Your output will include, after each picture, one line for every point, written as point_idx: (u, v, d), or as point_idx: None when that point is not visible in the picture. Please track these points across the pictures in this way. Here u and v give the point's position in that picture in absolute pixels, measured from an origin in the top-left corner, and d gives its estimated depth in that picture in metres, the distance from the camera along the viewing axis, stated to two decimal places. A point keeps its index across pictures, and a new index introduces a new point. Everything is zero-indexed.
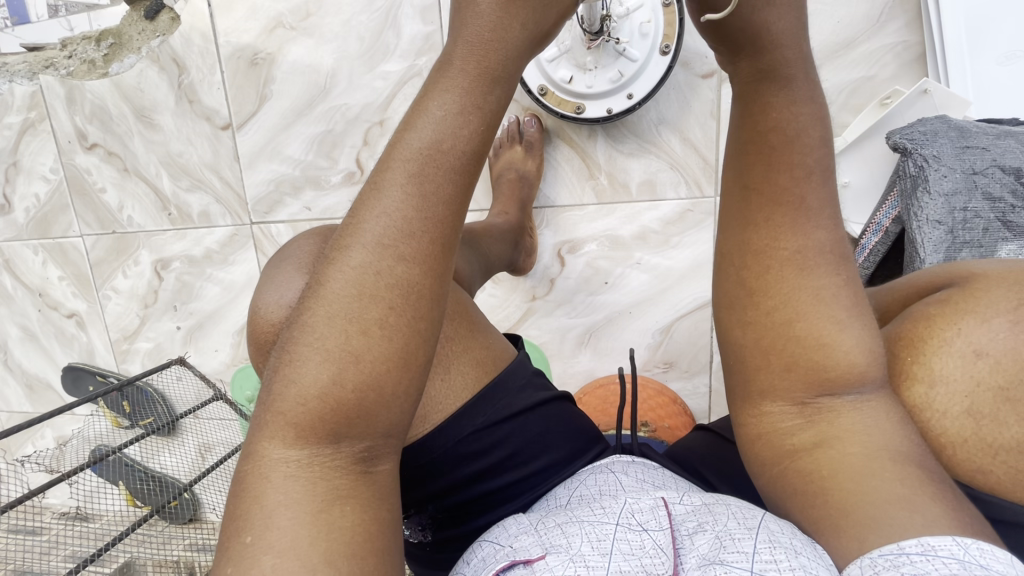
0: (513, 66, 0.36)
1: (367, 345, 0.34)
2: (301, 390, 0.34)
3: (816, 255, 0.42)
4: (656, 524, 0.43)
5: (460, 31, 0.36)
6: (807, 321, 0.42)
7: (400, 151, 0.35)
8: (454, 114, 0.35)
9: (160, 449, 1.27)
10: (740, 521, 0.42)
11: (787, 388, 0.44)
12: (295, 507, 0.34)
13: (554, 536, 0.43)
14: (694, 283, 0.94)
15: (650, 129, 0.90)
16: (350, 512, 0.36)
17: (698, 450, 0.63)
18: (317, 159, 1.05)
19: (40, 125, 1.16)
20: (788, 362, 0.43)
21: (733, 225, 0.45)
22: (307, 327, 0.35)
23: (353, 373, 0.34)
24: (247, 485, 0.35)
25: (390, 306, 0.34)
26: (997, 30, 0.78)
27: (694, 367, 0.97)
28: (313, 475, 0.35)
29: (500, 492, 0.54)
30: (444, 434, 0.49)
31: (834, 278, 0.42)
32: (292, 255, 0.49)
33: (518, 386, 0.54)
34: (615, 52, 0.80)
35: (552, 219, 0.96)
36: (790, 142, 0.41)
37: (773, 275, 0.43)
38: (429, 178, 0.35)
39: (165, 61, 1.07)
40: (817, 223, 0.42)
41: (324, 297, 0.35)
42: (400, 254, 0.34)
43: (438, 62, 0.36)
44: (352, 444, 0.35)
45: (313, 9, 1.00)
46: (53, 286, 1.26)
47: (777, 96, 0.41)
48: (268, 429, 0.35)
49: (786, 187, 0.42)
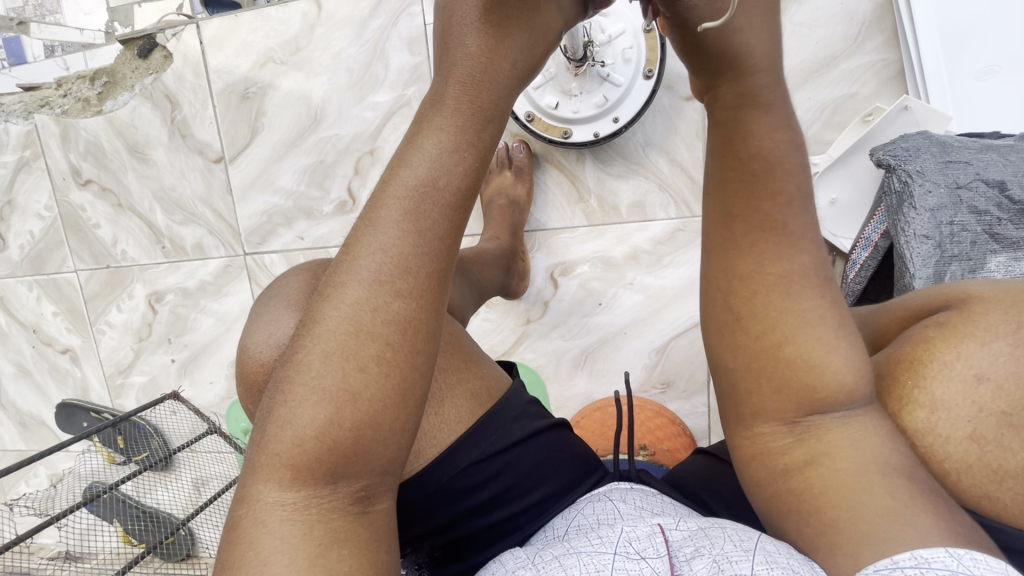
0: (505, 102, 0.37)
1: (365, 382, 0.32)
2: (297, 432, 0.32)
3: (801, 275, 0.43)
4: (654, 552, 0.42)
5: (449, 69, 0.36)
6: (802, 339, 0.42)
7: (394, 187, 0.34)
8: (449, 149, 0.35)
9: (155, 484, 1.27)
10: (737, 543, 0.41)
11: (778, 410, 0.43)
12: (290, 554, 0.31)
13: (551, 567, 0.41)
14: (688, 302, 0.94)
15: (638, 151, 0.91)
16: (349, 556, 0.32)
17: (699, 474, 0.60)
18: (309, 189, 1.05)
19: (36, 163, 1.18)
20: (777, 383, 0.43)
21: (720, 249, 0.45)
22: (302, 365, 0.33)
23: (350, 412, 0.32)
24: (240, 531, 0.32)
25: (387, 342, 0.33)
26: (973, 46, 0.79)
27: (691, 387, 0.96)
28: (309, 519, 0.32)
29: (495, 527, 0.51)
30: (441, 468, 0.47)
31: (816, 292, 0.43)
32: (281, 293, 0.43)
33: (513, 417, 0.52)
34: (600, 77, 0.80)
35: (544, 242, 0.96)
36: (765, 163, 0.43)
37: (762, 299, 0.43)
38: (425, 214, 0.34)
39: (159, 97, 1.08)
40: (803, 246, 0.43)
41: (318, 335, 0.33)
42: (397, 289, 0.33)
43: (430, 98, 0.36)
44: (349, 485, 0.33)
45: (303, 43, 1.01)
46: (47, 322, 1.26)
47: (758, 118, 0.43)
48: (261, 473, 0.32)
49: (770, 208, 0.43)
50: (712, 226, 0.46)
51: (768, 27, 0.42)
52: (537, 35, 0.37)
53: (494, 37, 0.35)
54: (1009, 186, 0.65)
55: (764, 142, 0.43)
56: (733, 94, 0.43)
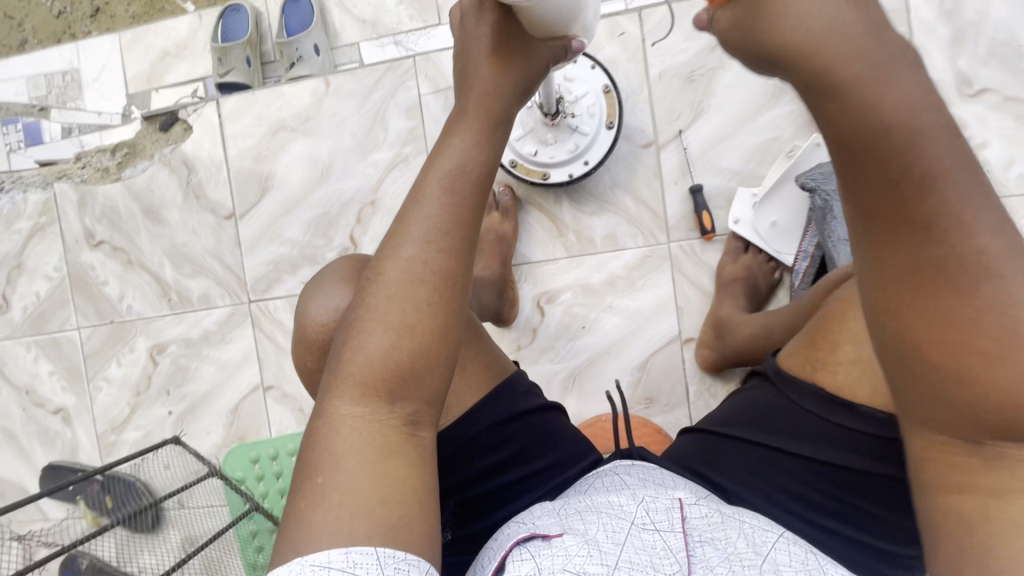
0: (508, 111, 0.49)
1: (419, 319, 0.41)
2: (366, 356, 0.40)
3: (997, 257, 0.36)
4: (669, 525, 0.50)
5: (470, 89, 0.48)
6: (1006, 342, 0.36)
7: (435, 171, 0.44)
8: (473, 144, 0.46)
9: (139, 549, 1.21)
10: (750, 542, 0.49)
11: (964, 427, 0.39)
12: (359, 457, 0.39)
13: (573, 521, 0.50)
14: (662, 320, 1.05)
15: (606, 191, 1.06)
16: (403, 463, 0.40)
17: (696, 449, 0.66)
18: (313, 239, 1.16)
19: (50, 229, 1.26)
20: (974, 400, 0.38)
21: (881, 244, 0.39)
22: (369, 307, 0.41)
23: (408, 343, 0.40)
24: (318, 439, 0.40)
25: (435, 288, 0.41)
26: None
27: (673, 400, 1.04)
28: (374, 430, 0.40)
29: (510, 487, 0.58)
30: (463, 426, 0.56)
31: (1016, 273, 0.37)
32: (333, 271, 0.53)
33: (522, 391, 0.61)
34: (571, 128, 0.96)
35: (530, 274, 1.08)
36: (907, 146, 0.36)
37: (936, 301, 0.37)
38: (458, 190, 0.44)
39: (176, 164, 1.20)
40: (983, 237, 0.36)
41: (382, 283, 0.42)
42: (440, 247, 0.42)
43: (455, 112, 0.48)
44: (403, 405, 0.41)
45: (311, 114, 1.16)
46: (42, 382, 1.27)
47: (885, 95, 0.36)
48: (337, 392, 0.41)
49: (933, 195, 0.36)
50: (868, 219, 0.39)
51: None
52: (531, 68, 0.50)
53: (502, 66, 0.48)
54: None
55: (900, 118, 0.36)
56: (828, 70, 0.37)
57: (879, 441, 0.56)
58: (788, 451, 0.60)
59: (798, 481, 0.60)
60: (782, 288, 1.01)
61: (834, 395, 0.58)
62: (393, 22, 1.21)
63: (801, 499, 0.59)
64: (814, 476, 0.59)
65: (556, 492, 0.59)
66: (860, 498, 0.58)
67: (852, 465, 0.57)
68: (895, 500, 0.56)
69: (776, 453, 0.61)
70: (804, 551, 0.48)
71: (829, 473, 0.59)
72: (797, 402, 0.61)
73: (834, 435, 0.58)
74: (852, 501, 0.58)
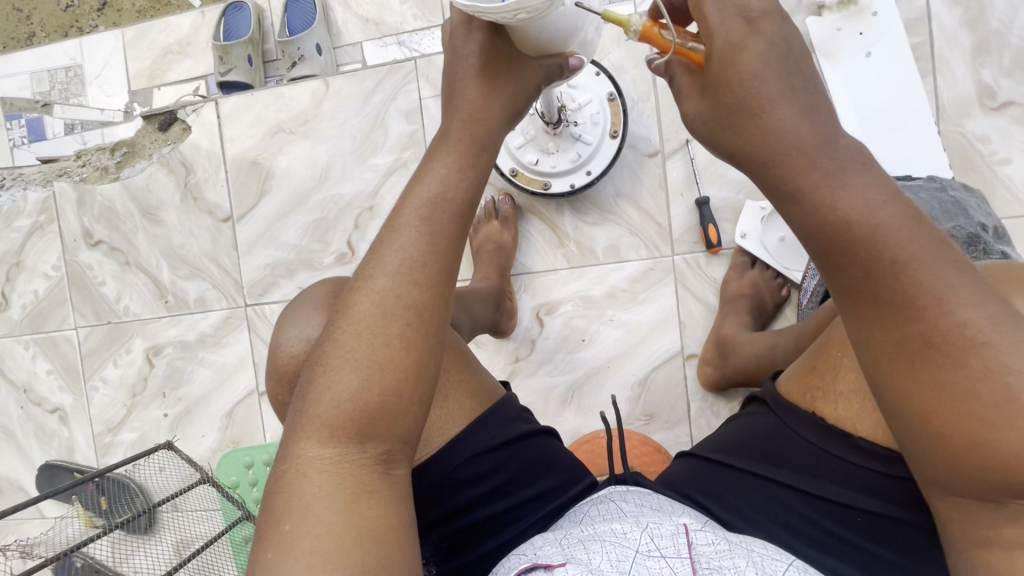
0: (496, 134, 0.48)
1: (391, 355, 0.39)
2: (335, 397, 0.39)
3: (985, 327, 0.37)
4: (675, 552, 0.43)
5: (454, 111, 0.47)
6: (1005, 409, 0.36)
7: (413, 199, 0.44)
8: (454, 170, 0.45)
9: (134, 550, 1.23)
10: (761, 570, 0.41)
11: (970, 486, 0.39)
12: (330, 498, 0.37)
13: (576, 549, 0.44)
14: (664, 335, 1.02)
15: (609, 201, 1.03)
16: (376, 505, 0.38)
17: (692, 476, 0.61)
18: (311, 243, 1.14)
19: (49, 227, 1.25)
20: (979, 463, 0.38)
21: (861, 321, 0.41)
22: (339, 342, 0.40)
23: (380, 380, 0.39)
24: (283, 484, 0.38)
25: (407, 323, 0.40)
26: (884, 110, 0.92)
27: (674, 418, 1.01)
28: (344, 471, 0.38)
29: (496, 518, 0.56)
30: (446, 456, 0.53)
31: (1009, 339, 0.36)
32: (308, 298, 0.51)
33: (510, 417, 0.58)
34: (573, 136, 0.92)
35: (530, 284, 1.05)
36: (872, 235, 0.38)
37: (924, 371, 0.38)
38: (436, 220, 0.43)
39: (174, 165, 1.19)
40: (957, 302, 0.37)
41: (353, 318, 0.41)
42: (415, 279, 0.41)
43: (439, 135, 0.47)
44: (377, 445, 0.39)
45: (311, 116, 1.14)
46: (39, 381, 1.27)
47: (841, 196, 0.39)
48: (304, 432, 0.39)
49: (909, 276, 0.38)
50: (846, 297, 0.41)
51: (764, 64, 0.42)
52: (520, 86, 0.48)
53: (489, 85, 0.47)
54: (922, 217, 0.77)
55: (863, 207, 0.39)
56: (752, 137, 0.42)
57: (889, 477, 0.50)
58: (791, 484, 0.55)
59: (805, 519, 0.54)
60: (789, 305, 0.98)
61: (836, 427, 0.53)
62: (396, 22, 1.18)
63: (808, 542, 0.53)
64: (821, 514, 0.53)
65: (544, 524, 0.56)
66: (871, 542, 0.51)
67: (861, 505, 0.52)
68: (910, 546, 0.50)
69: (776, 485, 0.56)
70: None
71: (837, 512, 0.53)
72: (799, 432, 0.56)
73: (841, 470, 0.53)
74: (863, 545, 0.52)
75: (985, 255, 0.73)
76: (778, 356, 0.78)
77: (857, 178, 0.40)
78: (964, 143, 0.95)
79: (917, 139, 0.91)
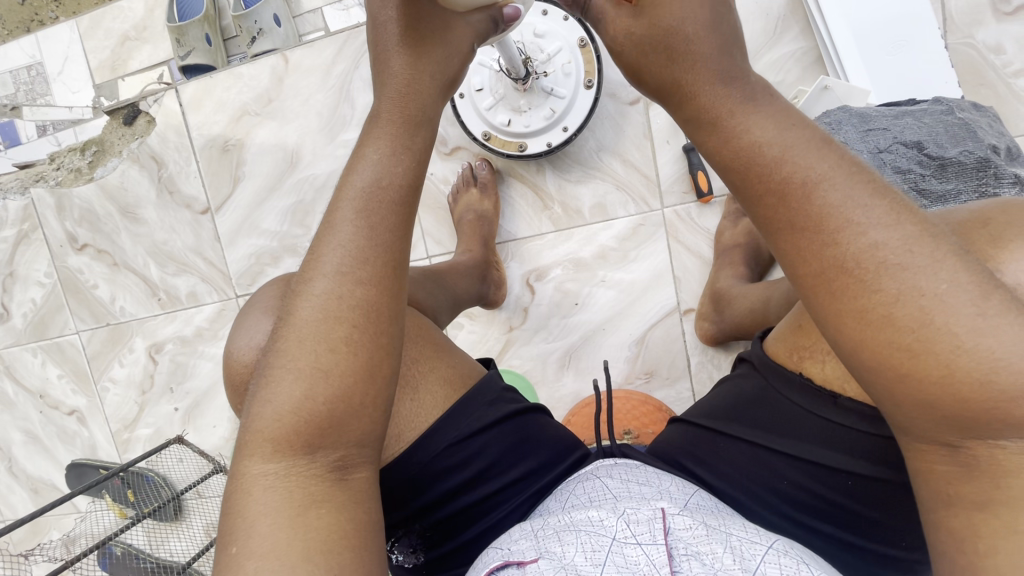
0: (431, 109, 0.44)
1: (334, 360, 0.37)
2: (277, 409, 0.37)
3: (894, 249, 0.34)
4: (650, 538, 0.42)
5: (383, 88, 0.43)
6: (920, 339, 0.34)
7: (347, 191, 0.40)
8: (388, 154, 0.41)
9: (167, 536, 1.26)
10: (738, 558, 0.40)
11: (936, 431, 0.35)
12: (275, 515, 0.36)
13: (551, 542, 0.43)
14: (659, 291, 0.98)
15: (592, 156, 0.98)
16: (327, 514, 0.37)
17: (682, 442, 0.59)
18: (292, 228, 1.11)
19: (34, 235, 1.25)
20: (917, 401, 0.35)
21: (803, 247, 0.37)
22: (281, 351, 0.38)
23: (323, 388, 0.37)
24: (234, 502, 0.37)
25: (353, 325, 0.38)
26: (883, 28, 0.84)
27: (674, 373, 0.98)
28: (291, 482, 0.37)
29: (479, 504, 0.55)
30: (421, 448, 0.52)
31: (944, 258, 0.34)
32: (261, 301, 0.51)
33: (488, 400, 0.56)
34: (546, 91, 0.87)
35: (517, 251, 1.02)
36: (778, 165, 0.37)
37: (881, 299, 0.34)
38: (375, 212, 0.40)
39: (145, 159, 1.17)
40: (887, 224, 0.35)
41: (294, 324, 0.39)
42: (358, 278, 0.39)
43: (371, 115, 0.43)
44: (326, 454, 0.38)
45: (274, 95, 1.09)
46: (52, 386, 1.29)
47: (744, 131, 0.39)
48: (251, 448, 0.38)
49: (810, 208, 0.36)
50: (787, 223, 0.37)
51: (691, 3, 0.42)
52: (450, 48, 0.44)
53: (412, 54, 0.43)
54: (926, 145, 0.71)
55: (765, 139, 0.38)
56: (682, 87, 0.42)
57: (879, 439, 0.48)
58: (780, 449, 0.53)
59: (794, 483, 0.53)
60: None
61: (822, 387, 0.50)
62: None
63: (796, 504, 0.53)
64: (811, 478, 0.52)
65: (528, 507, 0.55)
66: (860, 502, 0.51)
67: (850, 468, 0.50)
68: (897, 504, 0.50)
69: (766, 450, 0.54)
70: (796, 563, 0.40)
71: (827, 476, 0.51)
72: (787, 394, 0.53)
73: (830, 433, 0.50)
74: (852, 507, 0.51)
75: (997, 181, 0.66)
76: (772, 309, 0.74)
77: (759, 114, 0.39)
78: (975, 56, 0.86)
79: (920, 57, 0.83)
